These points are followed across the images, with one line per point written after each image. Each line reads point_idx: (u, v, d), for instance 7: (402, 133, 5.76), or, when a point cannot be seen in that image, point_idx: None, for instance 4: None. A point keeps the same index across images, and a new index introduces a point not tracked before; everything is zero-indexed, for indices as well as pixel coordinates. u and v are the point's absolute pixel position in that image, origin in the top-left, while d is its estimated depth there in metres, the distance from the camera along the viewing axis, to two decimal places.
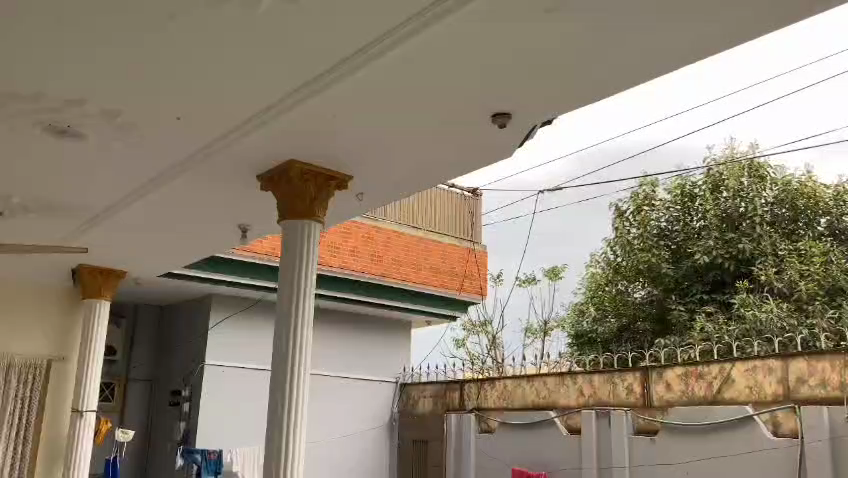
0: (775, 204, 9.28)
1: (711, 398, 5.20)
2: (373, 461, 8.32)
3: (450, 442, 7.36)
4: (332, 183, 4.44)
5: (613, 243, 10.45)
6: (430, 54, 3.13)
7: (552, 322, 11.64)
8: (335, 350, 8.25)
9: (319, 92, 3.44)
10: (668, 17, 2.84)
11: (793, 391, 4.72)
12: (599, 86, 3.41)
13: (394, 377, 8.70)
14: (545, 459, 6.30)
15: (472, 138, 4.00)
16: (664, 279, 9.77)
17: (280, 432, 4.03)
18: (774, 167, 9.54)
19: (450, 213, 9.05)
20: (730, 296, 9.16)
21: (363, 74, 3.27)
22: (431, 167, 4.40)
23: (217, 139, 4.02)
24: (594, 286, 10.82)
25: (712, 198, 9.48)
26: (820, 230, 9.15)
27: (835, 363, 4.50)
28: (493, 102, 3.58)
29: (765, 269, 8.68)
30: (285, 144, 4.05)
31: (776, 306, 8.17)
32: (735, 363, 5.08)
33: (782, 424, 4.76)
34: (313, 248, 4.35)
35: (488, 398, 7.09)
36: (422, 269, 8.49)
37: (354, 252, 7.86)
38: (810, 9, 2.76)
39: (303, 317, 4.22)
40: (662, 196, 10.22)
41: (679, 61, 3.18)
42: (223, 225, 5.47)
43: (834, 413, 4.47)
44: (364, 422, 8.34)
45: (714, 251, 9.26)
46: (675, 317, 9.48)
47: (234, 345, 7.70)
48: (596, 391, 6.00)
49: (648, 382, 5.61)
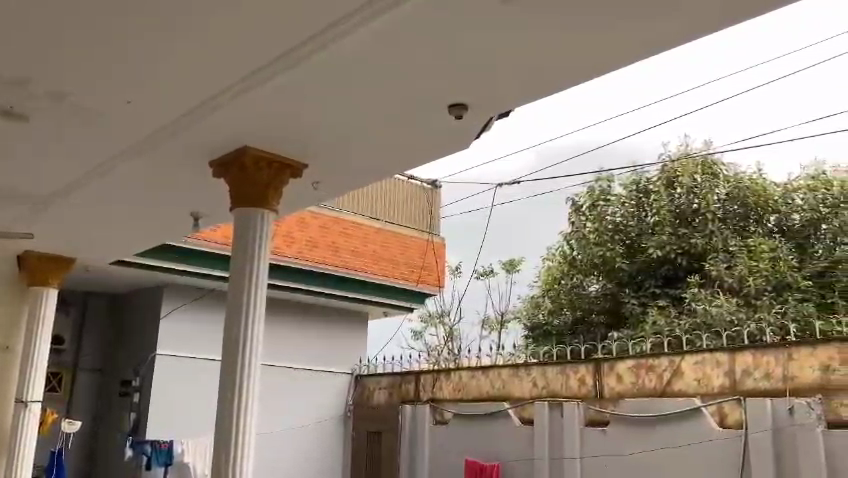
0: (727, 202, 9.49)
1: (661, 388, 5.28)
2: (326, 454, 8.29)
3: (404, 433, 7.39)
4: (286, 171, 4.39)
5: (569, 237, 10.62)
6: (384, 44, 3.10)
7: (509, 315, 11.62)
8: (291, 342, 8.19)
9: (274, 78, 3.37)
10: (623, 12, 2.85)
11: (739, 384, 4.84)
12: (554, 81, 3.42)
13: (350, 369, 8.65)
14: (498, 449, 6.35)
15: (430, 128, 3.98)
16: (618, 273, 9.98)
17: (231, 411, 3.99)
18: (726, 165, 9.73)
19: (409, 205, 9.05)
20: (680, 290, 9.37)
21: (318, 60, 3.22)
22: (386, 156, 4.37)
23: (169, 123, 3.93)
24: (549, 279, 10.93)
25: (666, 195, 9.69)
26: (769, 227, 9.34)
27: (780, 358, 4.64)
28: (449, 93, 3.56)
29: (716, 264, 8.89)
30: (238, 129, 3.97)
31: (725, 300, 8.41)
32: (684, 356, 5.16)
33: (728, 416, 4.88)
34: (266, 236, 4.30)
35: (443, 389, 7.12)
36: (381, 260, 8.46)
37: (310, 243, 7.79)
38: (761, 9, 2.79)
39: (256, 307, 4.18)
40: (617, 192, 10.42)
41: (633, 57, 3.20)
42: (176, 211, 5.37)
43: (778, 404, 4.59)
44: (319, 413, 8.30)
45: (668, 246, 9.46)
46: (628, 311, 9.71)
47: (185, 335, 7.56)
48: (550, 382, 6.06)
49: (601, 376, 5.67)
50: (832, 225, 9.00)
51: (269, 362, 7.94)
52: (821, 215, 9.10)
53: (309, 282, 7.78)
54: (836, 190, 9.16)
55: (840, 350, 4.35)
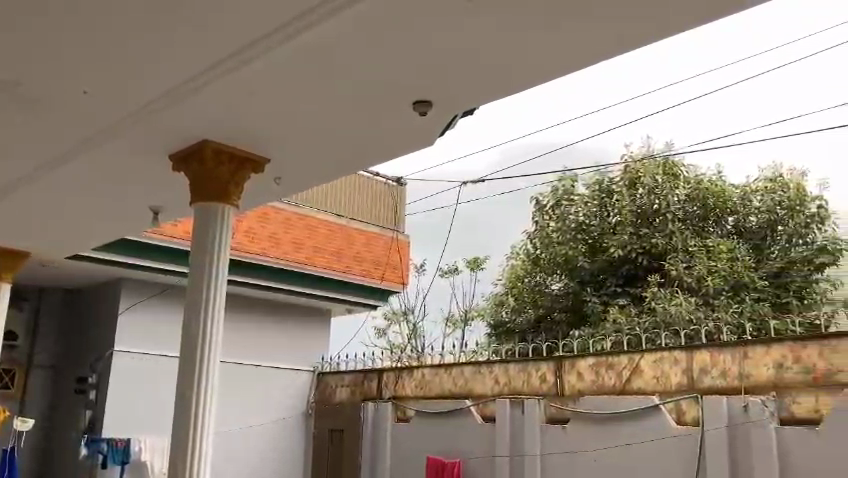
0: (687, 203, 9.61)
1: (620, 386, 5.32)
2: (286, 452, 8.21)
3: (366, 431, 7.36)
4: (248, 165, 4.33)
5: (533, 236, 10.83)
6: (347, 39, 3.07)
7: (472, 311, 11.61)
8: (252, 339, 8.10)
9: (238, 69, 3.31)
10: (585, 13, 2.87)
11: (696, 382, 4.91)
12: (517, 80, 3.44)
13: (312, 366, 8.60)
14: (459, 446, 6.36)
15: (395, 124, 3.96)
16: (580, 273, 10.12)
17: (188, 411, 3.94)
18: (687, 166, 9.89)
19: (373, 202, 8.98)
20: (642, 289, 9.51)
21: (284, 52, 3.16)
22: (350, 151, 4.34)
23: (128, 114, 3.84)
24: (512, 277, 11.00)
25: (628, 194, 9.79)
26: (727, 229, 9.50)
27: (736, 355, 4.73)
28: (413, 90, 3.55)
29: (675, 263, 9.03)
30: (200, 122, 3.89)
31: (685, 299, 8.55)
32: (643, 354, 5.22)
33: (685, 413, 4.96)
34: (226, 230, 4.25)
35: (405, 387, 7.11)
36: (344, 257, 8.41)
37: (273, 239, 7.72)
38: (719, 13, 2.83)
39: (215, 303, 4.12)
40: (580, 192, 10.48)
41: (595, 58, 3.23)
42: (135, 205, 5.27)
43: (732, 401, 4.68)
44: (279, 411, 8.23)
45: (629, 245, 9.60)
46: (589, 309, 9.83)
47: (143, 331, 7.43)
48: (511, 380, 6.10)
49: (561, 371, 5.72)
50: (787, 227, 9.30)
51: (228, 359, 7.86)
52: (778, 217, 9.35)
53: (270, 276, 7.68)
54: (791, 193, 9.40)
55: (792, 348, 4.46)
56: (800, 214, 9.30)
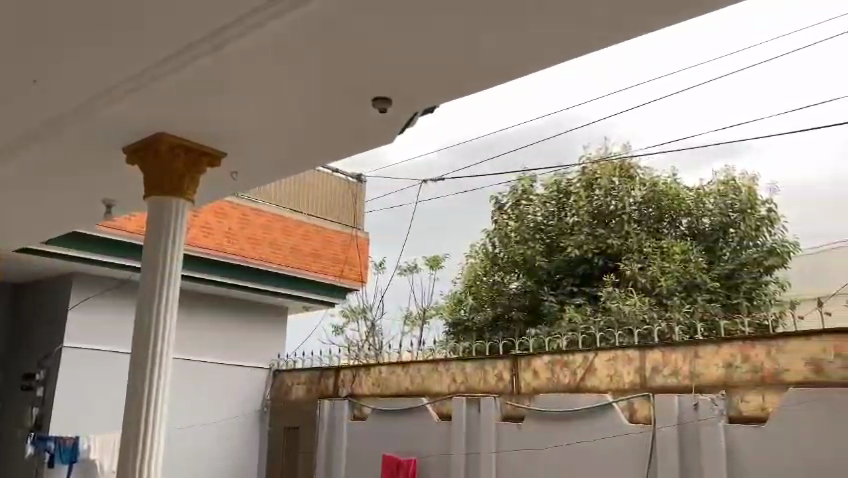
0: (642, 204, 9.81)
1: (574, 384, 5.40)
2: (240, 451, 8.13)
3: (321, 429, 7.30)
4: (204, 159, 4.28)
5: (492, 235, 10.96)
6: (305, 34, 3.04)
7: (430, 310, 11.76)
8: (206, 335, 7.99)
9: (195, 62, 3.24)
10: (542, 14, 2.90)
11: (649, 381, 4.99)
12: (476, 79, 3.45)
13: (268, 363, 8.52)
14: (414, 444, 6.37)
15: (353, 120, 3.94)
16: (538, 272, 10.26)
17: (138, 407, 3.87)
18: (643, 168, 10.09)
19: (334, 199, 8.91)
20: (597, 289, 9.69)
21: (241, 45, 3.11)
22: (308, 146, 4.30)
23: (80, 105, 3.74)
24: (472, 276, 11.09)
25: (586, 195, 10.03)
26: (681, 230, 9.69)
27: (687, 355, 4.82)
28: (372, 87, 3.54)
29: (630, 265, 9.20)
30: (154, 115, 3.82)
31: (639, 300, 8.70)
32: (598, 352, 5.29)
33: (637, 411, 5.03)
34: (181, 226, 4.18)
35: (363, 385, 7.09)
36: (301, 254, 8.34)
37: (229, 235, 7.61)
38: (672, 19, 2.88)
39: (168, 300, 4.05)
40: (538, 191, 10.78)
41: (552, 58, 3.26)
42: (87, 198, 5.16)
43: (684, 399, 4.74)
44: (234, 408, 8.13)
45: (585, 245, 9.77)
46: (546, 308, 9.96)
47: (94, 327, 7.26)
48: (467, 379, 6.14)
49: (516, 368, 5.77)
50: (739, 229, 9.48)
51: (181, 356, 7.73)
52: (730, 220, 9.54)
53: (225, 273, 7.60)
54: (743, 196, 9.62)
55: (741, 348, 4.57)
56: (752, 216, 9.50)
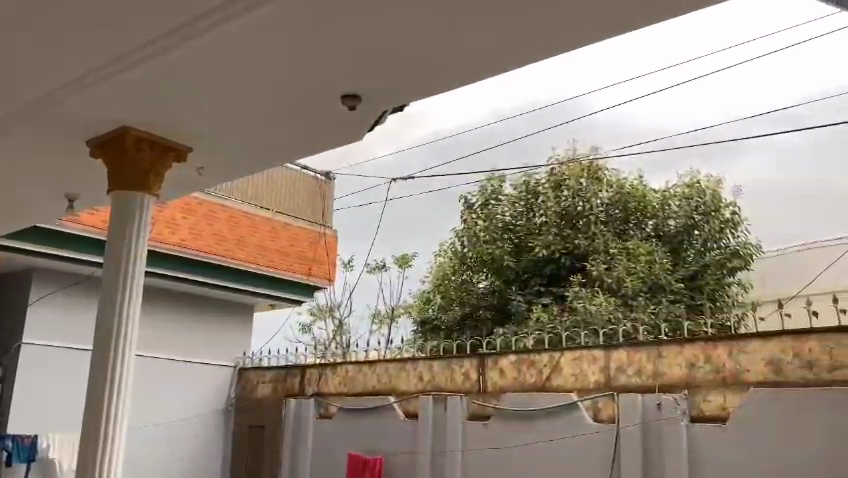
0: (609, 206, 9.94)
1: (541, 384, 5.43)
2: (205, 451, 8.04)
3: (287, 428, 7.23)
4: (170, 154, 4.21)
5: (461, 234, 11.01)
6: (275, 29, 3.02)
7: (398, 309, 11.66)
8: (171, 333, 7.88)
9: (162, 54, 3.20)
10: (513, 15, 2.91)
11: (613, 380, 5.05)
12: (446, 78, 3.46)
13: (234, 361, 8.43)
14: (380, 443, 6.35)
15: (323, 117, 3.91)
16: (505, 271, 10.32)
17: (100, 405, 3.79)
18: (610, 169, 10.21)
19: (300, 194, 8.85)
20: (564, 289, 9.77)
21: (210, 39, 3.07)
22: (276, 142, 4.27)
23: (43, 95, 3.67)
24: (440, 275, 11.14)
25: (554, 196, 10.15)
26: (647, 231, 9.81)
27: (652, 354, 4.88)
28: (342, 84, 3.53)
29: (597, 265, 9.31)
30: (119, 109, 3.76)
31: (604, 300, 8.78)
32: (563, 352, 5.33)
33: (602, 411, 5.05)
34: (145, 221, 4.12)
35: (329, 384, 7.05)
36: (268, 251, 8.28)
37: (194, 231, 7.53)
38: (639, 22, 2.92)
39: (131, 296, 3.99)
40: (507, 192, 10.85)
41: (521, 59, 3.28)
42: (49, 192, 5.06)
43: (648, 399, 4.79)
44: (198, 407, 8.03)
45: (552, 245, 9.88)
46: (514, 308, 10.00)
47: (55, 324, 7.12)
48: (434, 377, 6.15)
49: (484, 367, 5.80)
50: (703, 232, 9.64)
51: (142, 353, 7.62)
52: (694, 222, 9.69)
53: (189, 270, 7.50)
54: (708, 199, 9.79)
55: (704, 348, 4.64)
56: (716, 218, 9.68)
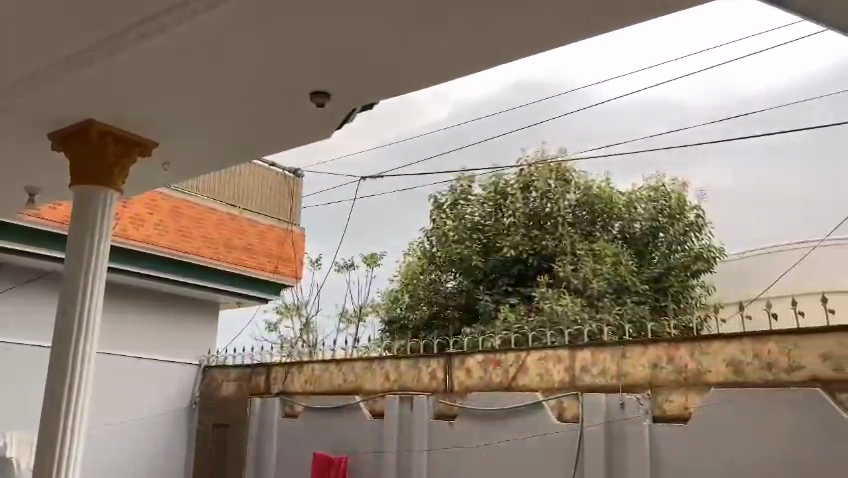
0: (577, 207, 10.13)
1: (507, 383, 5.46)
2: (167, 451, 7.92)
3: (252, 428, 7.18)
4: (135, 148, 4.16)
5: (430, 234, 11.06)
6: (243, 26, 3.00)
7: (367, 308, 11.55)
8: (134, 330, 7.77)
9: (126, 50, 3.18)
10: (482, 16, 2.94)
11: (578, 379, 5.09)
12: (415, 77, 3.47)
13: (198, 359, 8.29)
14: (346, 443, 6.32)
15: (291, 113, 3.90)
16: (474, 271, 10.39)
17: (58, 406, 3.72)
18: (578, 171, 10.33)
19: (267, 192, 8.80)
20: (531, 289, 9.85)
21: (173, 35, 3.06)
22: (243, 138, 4.25)
23: (5, 85, 3.61)
24: (409, 274, 11.19)
25: (522, 197, 10.27)
26: (613, 233, 9.99)
27: (616, 355, 4.93)
28: (311, 81, 3.52)
29: (564, 266, 9.41)
30: (83, 102, 3.70)
31: (570, 300, 8.85)
32: (530, 352, 5.37)
33: (566, 410, 5.08)
34: (107, 217, 4.04)
35: (295, 383, 7.01)
36: (235, 248, 8.22)
37: (160, 226, 7.45)
38: (605, 26, 2.98)
39: (93, 293, 3.92)
40: (476, 192, 10.92)
41: (489, 59, 3.31)
42: (9, 186, 4.96)
43: (611, 398, 4.84)
44: (162, 405, 7.90)
45: (520, 246, 9.98)
46: (481, 308, 10.04)
47: (13, 320, 6.96)
48: (401, 377, 6.14)
49: (450, 367, 5.81)
50: (668, 235, 9.79)
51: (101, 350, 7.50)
52: (659, 224, 9.83)
53: (155, 267, 7.32)
54: (673, 202, 9.95)
55: (667, 349, 4.70)
56: (681, 221, 9.84)
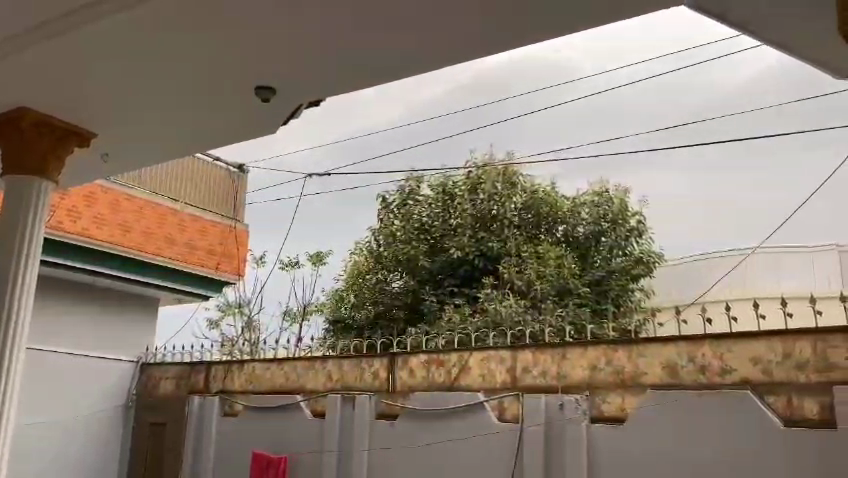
0: (522, 209, 10.27)
1: (449, 383, 5.50)
2: (101, 450, 7.68)
3: (189, 428, 7.03)
4: (73, 138, 4.09)
5: (377, 233, 11.07)
6: (194, 15, 3.01)
7: (311, 307, 11.37)
8: (68, 326, 7.56)
9: (72, 31, 3.13)
10: (429, 17, 3.03)
11: (519, 380, 5.15)
12: (361, 73, 3.54)
13: (136, 357, 8.06)
14: (287, 441, 6.24)
15: (235, 105, 3.92)
16: (420, 271, 10.40)
17: None
18: (525, 176, 10.56)
19: (211, 188, 8.64)
20: (476, 289, 9.94)
21: (124, 20, 3.03)
22: (186, 129, 4.21)
23: None
24: (354, 274, 11.20)
25: (469, 198, 10.41)
26: (557, 236, 10.11)
27: (556, 357, 5.00)
28: (258, 74, 3.55)
29: (509, 267, 9.53)
30: (22, 87, 3.62)
31: (514, 302, 8.99)
32: (472, 352, 5.40)
33: (507, 410, 5.12)
34: (41, 208, 3.93)
35: (235, 381, 6.91)
36: (177, 244, 8.05)
37: (98, 220, 7.25)
38: (546, 31, 3.10)
39: (25, 286, 3.79)
40: (424, 192, 11.00)
41: (435, 59, 3.41)
42: None
43: (550, 399, 4.89)
44: (96, 404, 7.66)
45: (467, 247, 10.09)
46: (426, 308, 10.08)
47: None
48: (343, 377, 6.12)
49: (393, 366, 5.82)
50: (609, 239, 9.99)
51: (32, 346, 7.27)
52: (602, 228, 10.04)
53: (93, 261, 7.13)
54: (615, 207, 10.15)
55: (605, 350, 4.78)
56: (622, 226, 10.06)
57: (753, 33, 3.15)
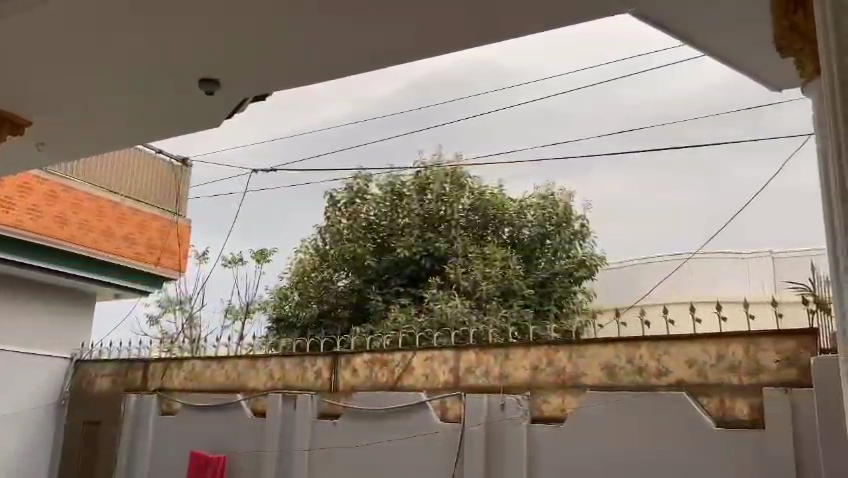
0: (470, 211, 10.50)
1: (392, 383, 5.50)
2: (32, 450, 7.40)
3: (126, 427, 6.85)
4: (6, 125, 3.96)
5: (323, 231, 11.05)
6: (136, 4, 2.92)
7: (254, 305, 11.34)
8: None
9: (6, 16, 3.01)
10: (379, 14, 3.01)
11: (462, 380, 5.18)
12: (309, 67, 3.49)
13: (71, 353, 7.82)
14: (226, 441, 6.12)
15: (179, 97, 3.82)
16: (366, 271, 10.39)
17: None
18: (474, 178, 10.83)
19: (151, 180, 8.41)
20: (421, 289, 9.97)
21: (66, 6, 2.93)
22: (128, 120, 4.10)
23: None
24: (300, 271, 11.10)
25: (417, 197, 10.65)
26: (503, 238, 10.39)
27: (499, 357, 5.06)
28: (202, 66, 3.47)
29: (455, 268, 9.62)
30: None
31: (460, 302, 9.05)
32: (416, 352, 5.43)
33: (449, 410, 5.13)
34: None
35: (174, 379, 6.78)
36: (115, 238, 7.83)
37: (32, 211, 6.99)
38: (494, 31, 3.12)
39: None
40: (372, 191, 11.03)
41: (383, 56, 3.39)
42: None
43: (492, 399, 4.93)
44: (27, 401, 7.40)
45: (414, 247, 10.16)
46: (372, 307, 10.05)
47: None
48: (286, 375, 6.07)
49: (336, 367, 5.80)
50: (554, 242, 10.25)
51: None
52: (547, 231, 10.32)
53: (26, 256, 6.88)
54: (559, 211, 10.50)
55: (547, 351, 4.84)
56: (566, 230, 10.41)
57: (696, 43, 3.22)
